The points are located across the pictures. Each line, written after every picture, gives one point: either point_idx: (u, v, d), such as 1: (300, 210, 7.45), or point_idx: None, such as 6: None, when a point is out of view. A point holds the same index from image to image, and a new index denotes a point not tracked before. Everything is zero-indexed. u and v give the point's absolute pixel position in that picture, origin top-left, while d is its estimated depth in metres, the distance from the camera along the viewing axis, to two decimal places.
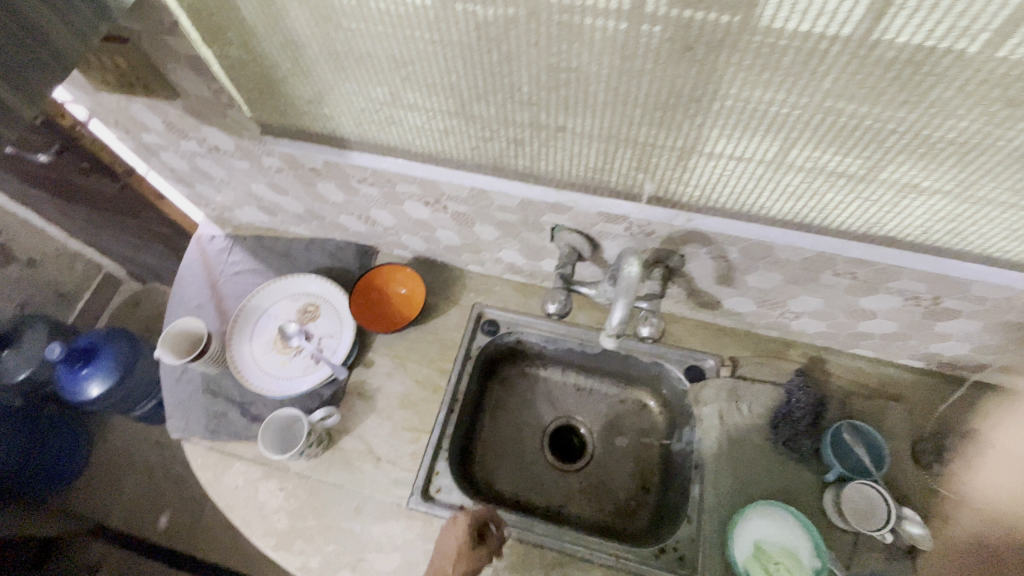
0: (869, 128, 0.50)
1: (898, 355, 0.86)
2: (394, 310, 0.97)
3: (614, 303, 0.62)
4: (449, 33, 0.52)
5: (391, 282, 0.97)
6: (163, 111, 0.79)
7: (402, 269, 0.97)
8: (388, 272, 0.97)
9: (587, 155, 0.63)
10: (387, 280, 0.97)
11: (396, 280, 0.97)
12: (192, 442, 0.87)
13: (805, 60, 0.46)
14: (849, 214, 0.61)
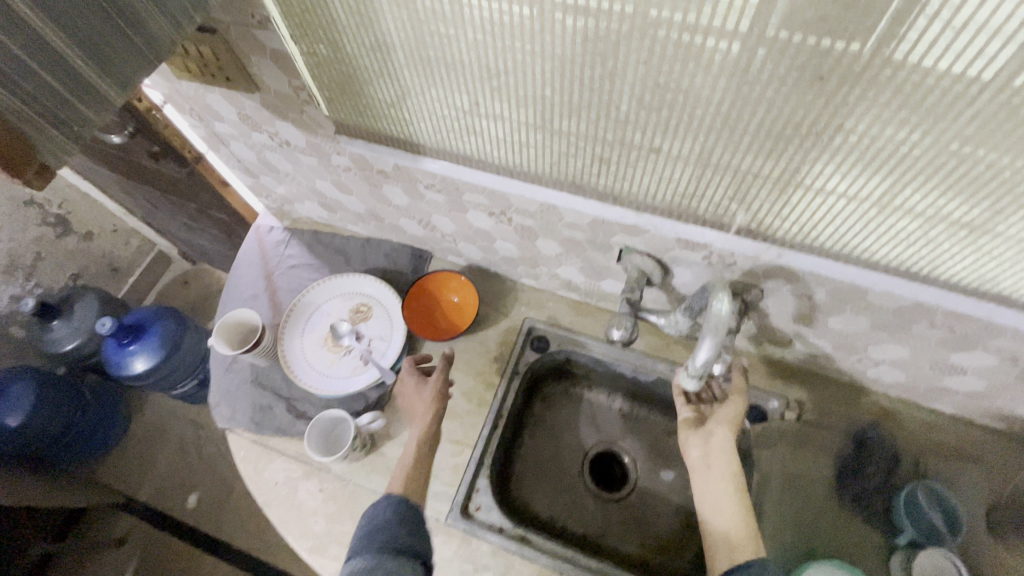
0: (1002, 182, 0.45)
1: (981, 415, 0.79)
2: (443, 318, 0.95)
3: (699, 340, 0.56)
4: (551, 45, 0.49)
5: (443, 290, 0.96)
6: (240, 103, 0.78)
7: (456, 276, 0.94)
8: (443, 280, 0.95)
9: (677, 181, 0.58)
10: (440, 286, 0.95)
11: (449, 288, 0.95)
12: (236, 433, 0.88)
13: (947, 103, 0.41)
14: (961, 265, 0.55)
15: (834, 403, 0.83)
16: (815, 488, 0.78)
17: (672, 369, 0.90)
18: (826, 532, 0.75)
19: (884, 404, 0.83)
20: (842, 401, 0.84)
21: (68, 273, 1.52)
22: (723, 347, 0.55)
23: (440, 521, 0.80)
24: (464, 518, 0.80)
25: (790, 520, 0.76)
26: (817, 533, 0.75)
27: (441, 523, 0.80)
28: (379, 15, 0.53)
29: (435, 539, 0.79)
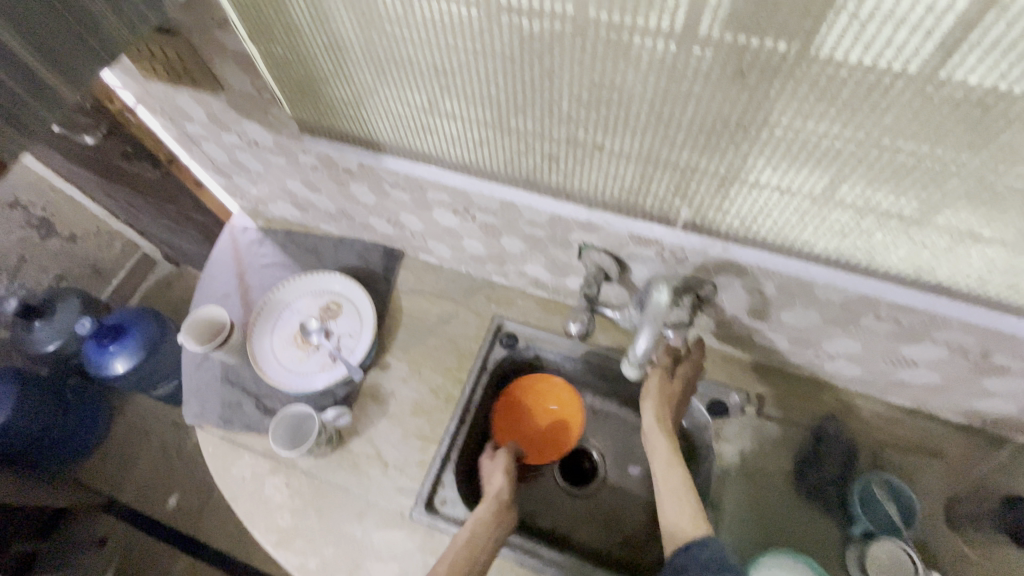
0: (926, 170, 0.46)
1: (937, 408, 0.80)
2: (542, 443, 0.96)
3: (640, 330, 0.60)
4: (492, 43, 0.51)
5: (540, 402, 0.96)
6: (208, 103, 0.80)
7: (547, 378, 0.96)
8: (532, 382, 0.96)
9: (622, 176, 0.60)
10: (535, 401, 0.96)
11: (547, 398, 0.96)
12: (205, 429, 0.89)
13: (864, 94, 0.43)
14: (898, 256, 0.56)
15: (794, 397, 0.85)
16: (774, 480, 0.79)
17: None
18: (785, 524, 0.76)
19: (844, 398, 0.84)
20: (802, 395, 0.85)
21: (51, 275, 1.53)
22: (661, 336, 0.59)
23: (405, 515, 0.81)
24: (428, 513, 0.81)
25: (749, 512, 0.78)
26: (775, 525, 0.77)
27: (406, 517, 0.81)
28: (330, 15, 0.55)
29: (399, 533, 0.80)
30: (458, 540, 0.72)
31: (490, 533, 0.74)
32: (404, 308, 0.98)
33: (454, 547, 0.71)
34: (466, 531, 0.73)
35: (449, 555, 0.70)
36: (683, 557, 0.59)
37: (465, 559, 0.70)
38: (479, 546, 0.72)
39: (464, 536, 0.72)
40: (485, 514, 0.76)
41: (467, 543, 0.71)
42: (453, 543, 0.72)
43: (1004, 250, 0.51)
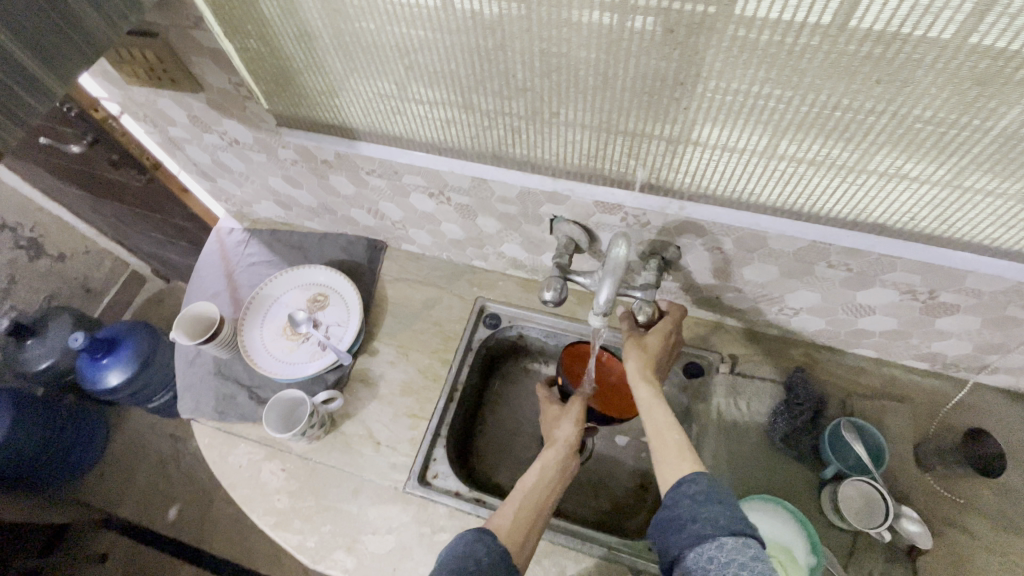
0: (847, 112, 0.51)
1: (899, 355, 0.84)
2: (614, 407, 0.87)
3: (601, 284, 0.65)
4: (449, 22, 0.56)
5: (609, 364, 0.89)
6: (189, 105, 0.84)
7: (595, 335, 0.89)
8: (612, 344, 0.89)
9: (579, 143, 0.65)
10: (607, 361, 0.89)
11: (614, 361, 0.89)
12: (201, 422, 0.91)
13: (780, 43, 0.47)
14: (836, 201, 0.61)
15: (766, 355, 0.89)
16: (750, 434, 0.83)
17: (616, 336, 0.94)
18: (762, 473, 0.81)
19: (812, 353, 0.88)
20: (773, 352, 0.89)
21: (42, 295, 1.55)
22: (621, 287, 0.64)
23: (399, 490, 0.84)
24: (421, 485, 0.83)
25: (728, 464, 0.81)
26: (753, 475, 0.81)
27: (400, 492, 0.83)
28: (298, 5, 0.60)
29: (394, 507, 0.82)
30: (525, 483, 0.72)
31: (556, 479, 0.74)
32: (389, 296, 1.02)
33: (521, 489, 0.72)
34: (535, 475, 0.73)
35: (517, 498, 0.70)
36: (673, 495, 0.60)
37: (533, 502, 0.70)
38: (546, 491, 0.72)
39: (532, 480, 0.72)
40: (557, 459, 0.76)
41: (536, 487, 0.72)
42: (521, 486, 0.72)
43: (928, 185, 0.55)
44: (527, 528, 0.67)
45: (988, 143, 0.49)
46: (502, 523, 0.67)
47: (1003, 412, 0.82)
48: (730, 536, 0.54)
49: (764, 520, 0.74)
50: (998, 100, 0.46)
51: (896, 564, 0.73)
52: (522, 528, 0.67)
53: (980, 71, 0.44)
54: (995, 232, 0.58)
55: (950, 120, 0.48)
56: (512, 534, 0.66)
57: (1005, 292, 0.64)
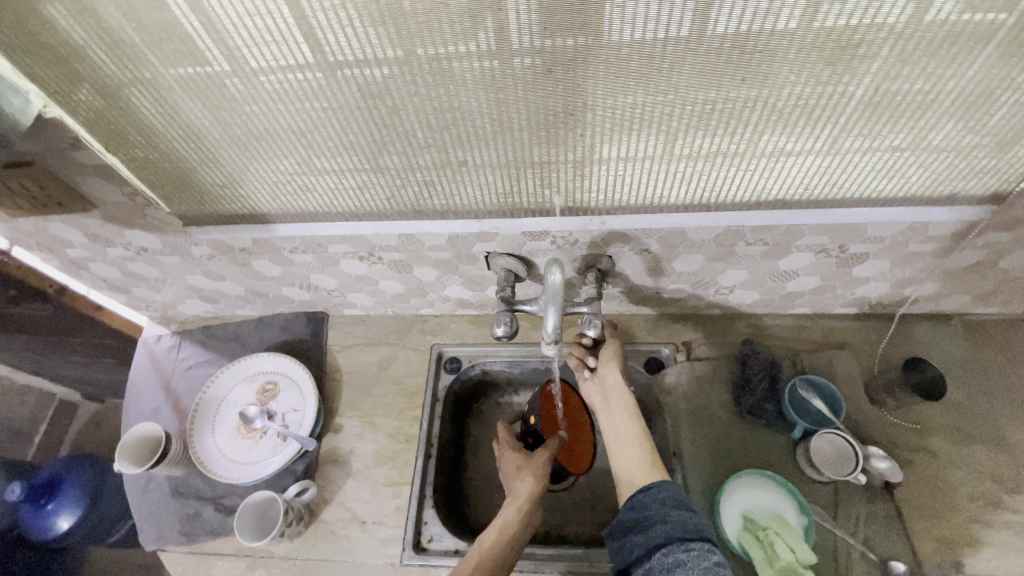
0: (725, 108, 0.55)
1: (830, 307, 0.90)
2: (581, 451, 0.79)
3: (546, 312, 0.66)
4: (336, 97, 0.56)
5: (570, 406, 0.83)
6: (83, 224, 0.79)
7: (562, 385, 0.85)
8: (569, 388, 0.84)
9: (492, 183, 0.67)
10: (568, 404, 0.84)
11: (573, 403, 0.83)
12: (169, 551, 0.85)
13: (649, 62, 0.51)
14: (737, 187, 0.65)
15: (715, 335, 0.93)
16: (719, 414, 0.86)
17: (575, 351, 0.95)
18: (740, 449, 0.83)
19: (756, 322, 0.93)
20: (721, 330, 0.93)
21: None
22: (565, 309, 0.66)
23: (396, 565, 0.80)
24: (418, 553, 0.81)
25: (708, 449, 0.84)
26: (733, 454, 0.83)
27: (398, 566, 0.80)
28: (180, 107, 0.59)
29: None
30: (481, 543, 0.75)
31: (514, 535, 0.76)
32: (342, 367, 0.99)
33: (479, 549, 0.75)
34: (493, 533, 0.76)
35: (473, 559, 0.73)
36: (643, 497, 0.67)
37: (488, 562, 0.73)
38: (502, 549, 0.74)
39: (489, 539, 0.75)
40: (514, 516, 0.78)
41: (492, 546, 0.74)
42: (480, 545, 0.75)
43: (810, 156, 0.60)
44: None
45: (849, 112, 0.55)
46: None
47: (929, 335, 0.90)
48: (698, 541, 0.60)
49: (759, 492, 0.76)
50: (848, 74, 0.51)
51: (877, 501, 0.77)
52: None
53: (827, 53, 0.49)
54: (880, 184, 0.64)
55: (813, 99, 0.53)
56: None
57: (901, 234, 0.70)
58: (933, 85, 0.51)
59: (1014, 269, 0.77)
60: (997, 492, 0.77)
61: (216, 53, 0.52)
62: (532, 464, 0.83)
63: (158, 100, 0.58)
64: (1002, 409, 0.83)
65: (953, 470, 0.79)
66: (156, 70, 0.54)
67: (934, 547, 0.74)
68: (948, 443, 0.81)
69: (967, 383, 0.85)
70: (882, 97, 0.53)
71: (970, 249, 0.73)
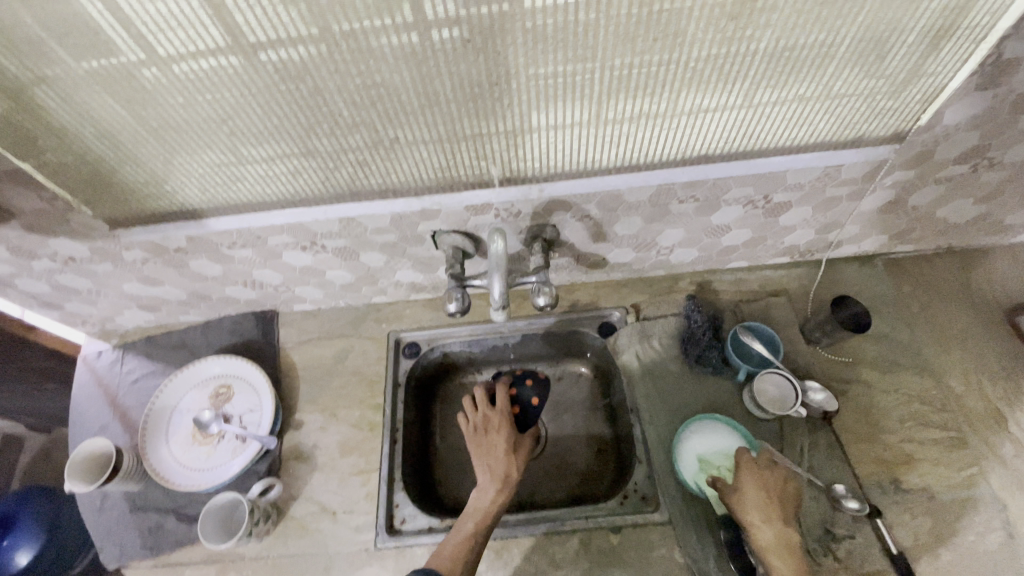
0: (643, 69, 0.57)
1: (765, 258, 0.96)
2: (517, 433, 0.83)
3: (491, 280, 0.68)
4: (255, 80, 0.55)
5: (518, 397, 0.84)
6: (1, 236, 0.75)
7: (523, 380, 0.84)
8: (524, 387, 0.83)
9: (429, 159, 0.67)
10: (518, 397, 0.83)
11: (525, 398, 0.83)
12: (133, 566, 0.82)
13: (565, 27, 0.52)
14: (664, 145, 0.68)
15: (662, 294, 0.97)
16: (671, 368, 0.90)
17: (530, 324, 0.97)
18: (692, 398, 0.88)
19: (699, 279, 0.98)
20: (667, 290, 0.97)
21: None
22: (510, 276, 0.68)
23: (371, 549, 0.81)
24: (392, 535, 0.81)
25: (663, 401, 0.88)
26: (686, 403, 0.87)
27: (373, 551, 0.80)
28: (89, 102, 0.56)
29: (371, 568, 0.79)
30: (476, 519, 0.72)
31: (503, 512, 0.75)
32: (298, 362, 0.97)
33: (473, 522, 0.72)
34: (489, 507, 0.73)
35: (467, 534, 0.71)
36: None
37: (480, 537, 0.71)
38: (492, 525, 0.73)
39: (483, 514, 0.73)
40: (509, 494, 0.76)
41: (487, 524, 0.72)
42: (472, 516, 0.73)
43: (726, 111, 0.63)
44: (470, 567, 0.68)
45: (756, 65, 0.58)
46: (450, 559, 0.68)
47: (856, 276, 0.96)
48: None
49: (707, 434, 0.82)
50: (751, 28, 0.53)
51: (819, 432, 0.83)
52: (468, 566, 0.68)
53: (729, 8, 0.51)
54: (794, 132, 0.68)
55: (722, 55, 0.56)
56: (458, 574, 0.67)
57: (818, 179, 0.75)
58: (829, 34, 0.55)
59: (922, 205, 0.84)
60: (924, 411, 0.84)
61: (123, 41, 0.50)
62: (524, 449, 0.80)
63: (65, 96, 0.55)
64: (923, 336, 0.90)
65: (884, 397, 0.86)
66: (59, 64, 0.52)
67: (872, 468, 0.80)
68: (877, 372, 0.88)
69: (892, 316, 0.93)
70: (784, 48, 0.56)
71: (881, 190, 0.79)
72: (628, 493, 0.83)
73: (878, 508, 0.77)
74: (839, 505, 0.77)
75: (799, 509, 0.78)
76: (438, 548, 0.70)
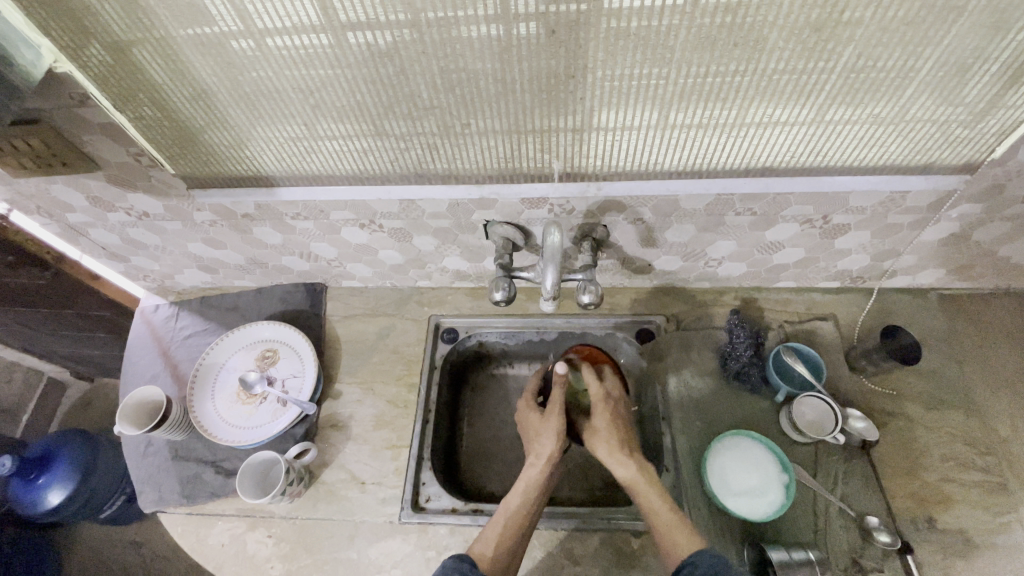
0: (719, 77, 0.58)
1: (814, 280, 0.94)
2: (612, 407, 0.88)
3: (545, 271, 0.70)
4: (343, 57, 0.58)
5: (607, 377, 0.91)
6: (86, 186, 0.81)
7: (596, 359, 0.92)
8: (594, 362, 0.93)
9: (494, 148, 0.69)
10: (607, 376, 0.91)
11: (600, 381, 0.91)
12: (169, 511, 0.86)
13: (647, 27, 0.53)
14: (728, 154, 0.68)
15: (704, 307, 0.97)
16: (707, 380, 0.90)
17: (569, 322, 0.98)
18: (727, 413, 0.87)
19: (743, 295, 0.97)
20: (710, 303, 0.97)
21: None
22: (562, 269, 0.69)
23: (395, 523, 0.83)
24: (416, 512, 0.83)
25: (696, 413, 0.87)
26: (720, 417, 0.87)
27: (397, 524, 0.82)
28: (188, 66, 0.60)
29: (394, 540, 0.81)
30: (511, 510, 0.76)
31: (538, 498, 0.78)
32: (341, 336, 1.00)
33: (506, 510, 0.76)
34: (520, 494, 0.77)
35: (502, 523, 0.75)
36: None
37: (514, 527, 0.75)
38: (528, 511, 0.76)
39: (515, 503, 0.76)
40: (538, 478, 0.79)
41: (519, 511, 0.76)
42: (505, 508, 0.76)
43: (796, 126, 0.63)
44: (507, 557, 0.72)
45: (833, 80, 0.58)
46: (485, 550, 0.72)
47: (908, 307, 0.94)
48: None
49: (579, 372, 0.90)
50: (834, 42, 0.53)
51: (855, 461, 0.81)
52: (504, 555, 0.72)
53: (814, 20, 0.51)
54: (862, 154, 0.67)
55: (800, 67, 0.56)
56: (495, 563, 0.71)
57: (881, 203, 0.74)
58: (912, 55, 0.54)
59: (986, 241, 0.82)
60: (967, 452, 0.81)
61: (226, 12, 0.54)
62: (551, 427, 0.82)
63: (167, 57, 0.59)
64: (973, 376, 0.87)
65: (927, 433, 0.83)
66: (167, 27, 0.56)
67: (908, 504, 0.78)
68: (922, 408, 0.86)
69: (941, 352, 0.90)
70: (863, 65, 0.56)
71: (945, 221, 0.77)
72: None
73: (910, 544, 0.75)
74: (869, 536, 0.75)
75: (828, 535, 0.76)
76: (474, 543, 0.74)
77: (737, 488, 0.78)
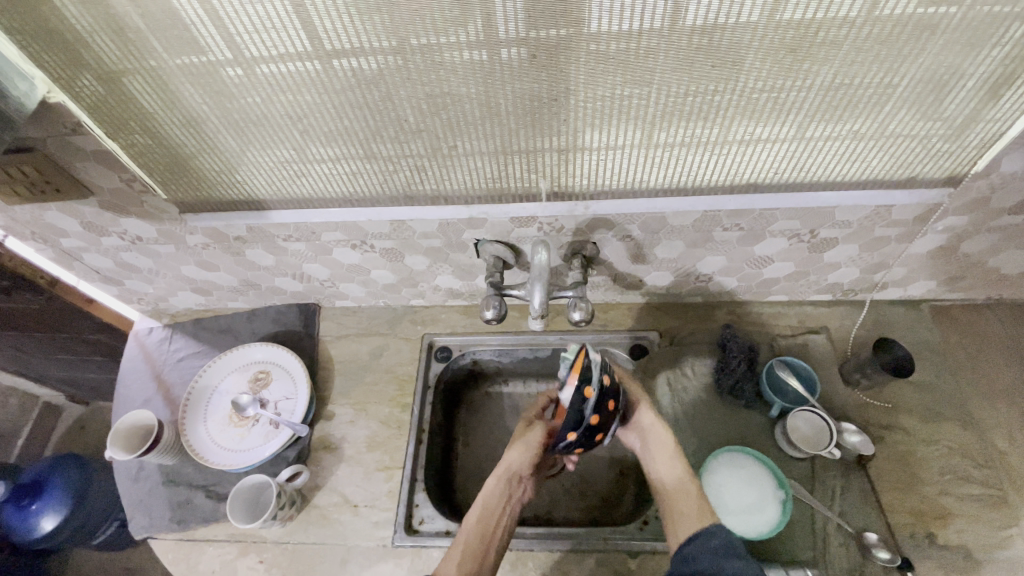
0: (699, 98, 0.59)
1: (805, 294, 0.95)
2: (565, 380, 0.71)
3: (533, 289, 0.70)
4: (332, 83, 0.59)
5: None
6: (79, 212, 0.82)
7: None
8: None
9: (481, 169, 0.70)
10: None
11: None
12: (159, 538, 0.85)
13: (627, 50, 0.54)
14: (712, 171, 0.69)
15: (696, 322, 0.97)
16: (702, 397, 0.89)
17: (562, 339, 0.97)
18: (722, 429, 0.86)
19: (735, 309, 0.97)
20: (702, 317, 0.97)
21: None
22: (550, 287, 0.69)
23: (387, 546, 0.82)
24: (409, 535, 0.82)
25: (691, 430, 0.87)
26: (715, 434, 0.86)
27: (389, 548, 0.81)
28: (179, 94, 0.61)
29: (387, 564, 0.80)
30: (468, 528, 0.75)
31: (496, 510, 0.77)
32: (334, 356, 1.00)
33: (466, 527, 0.75)
34: (477, 510, 0.76)
35: (462, 540, 0.74)
36: None
37: (476, 543, 0.73)
38: (488, 524, 0.75)
39: (473, 519, 0.75)
40: (496, 492, 0.78)
41: (476, 524, 0.75)
42: (465, 526, 0.76)
43: (779, 143, 0.64)
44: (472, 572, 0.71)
45: (813, 99, 0.59)
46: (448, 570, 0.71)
47: (900, 320, 0.94)
48: None
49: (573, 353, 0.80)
50: (810, 62, 0.54)
51: (852, 476, 0.81)
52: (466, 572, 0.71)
53: (789, 41, 0.52)
54: (845, 169, 0.68)
55: (779, 85, 0.57)
56: None
57: (868, 217, 0.74)
58: (888, 73, 0.55)
59: (974, 253, 0.82)
60: (965, 465, 0.81)
61: (215, 43, 0.55)
62: (518, 439, 0.81)
63: (158, 86, 0.60)
64: (968, 387, 0.87)
65: (923, 446, 0.83)
66: (157, 56, 0.57)
67: (906, 519, 0.77)
68: (918, 421, 0.85)
69: (934, 364, 0.90)
70: (843, 82, 0.57)
71: (932, 234, 0.78)
72: (649, 518, 0.82)
73: (910, 560, 0.74)
74: (869, 553, 0.74)
75: (827, 553, 0.75)
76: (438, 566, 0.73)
77: (734, 507, 0.77)
